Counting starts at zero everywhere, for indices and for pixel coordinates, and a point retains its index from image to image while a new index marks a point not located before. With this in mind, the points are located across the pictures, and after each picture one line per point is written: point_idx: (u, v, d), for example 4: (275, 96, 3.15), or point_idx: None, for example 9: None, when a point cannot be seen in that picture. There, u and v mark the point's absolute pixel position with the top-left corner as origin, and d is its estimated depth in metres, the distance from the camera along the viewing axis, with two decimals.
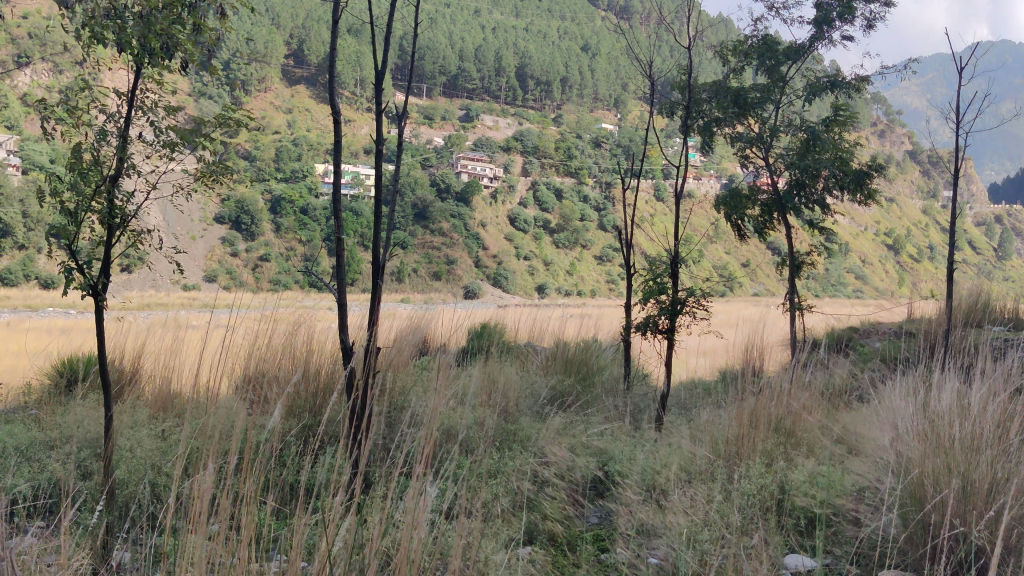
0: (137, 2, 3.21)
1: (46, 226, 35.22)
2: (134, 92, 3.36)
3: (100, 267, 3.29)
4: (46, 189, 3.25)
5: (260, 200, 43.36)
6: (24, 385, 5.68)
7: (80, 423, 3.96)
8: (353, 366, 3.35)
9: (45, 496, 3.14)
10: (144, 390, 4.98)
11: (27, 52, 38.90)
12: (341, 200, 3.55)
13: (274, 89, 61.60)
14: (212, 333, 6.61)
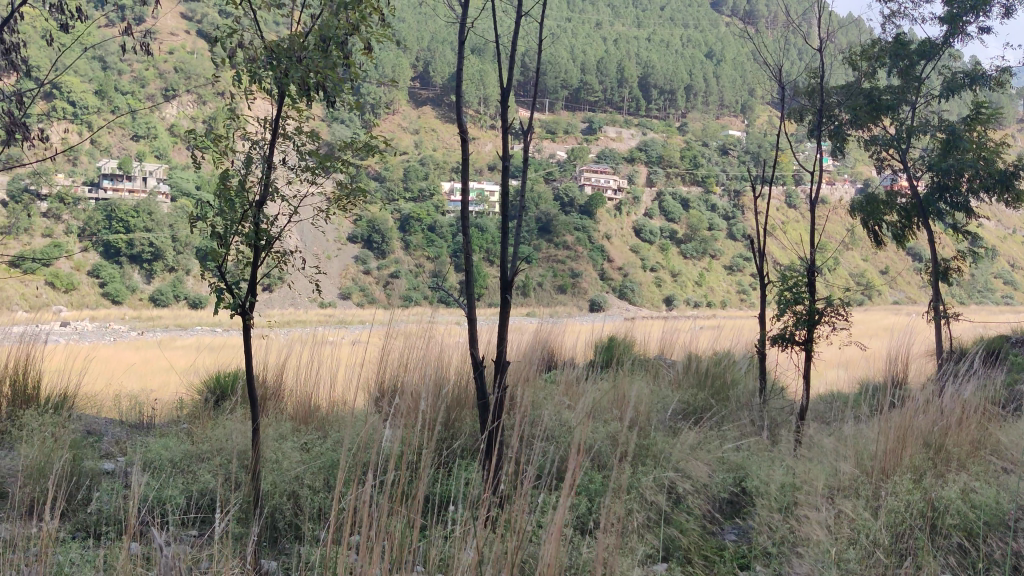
0: (284, 35, 3.34)
1: (193, 249, 37.22)
2: (278, 122, 3.52)
3: (247, 287, 3.46)
4: (197, 214, 3.43)
5: (390, 219, 44.66)
6: (177, 401, 6.01)
7: (229, 435, 4.16)
8: (486, 382, 3.40)
9: (200, 503, 3.33)
10: (287, 403, 5.20)
11: (173, 86, 41.25)
12: (469, 218, 3.59)
13: (402, 111, 63.31)
14: (347, 349, 6.84)
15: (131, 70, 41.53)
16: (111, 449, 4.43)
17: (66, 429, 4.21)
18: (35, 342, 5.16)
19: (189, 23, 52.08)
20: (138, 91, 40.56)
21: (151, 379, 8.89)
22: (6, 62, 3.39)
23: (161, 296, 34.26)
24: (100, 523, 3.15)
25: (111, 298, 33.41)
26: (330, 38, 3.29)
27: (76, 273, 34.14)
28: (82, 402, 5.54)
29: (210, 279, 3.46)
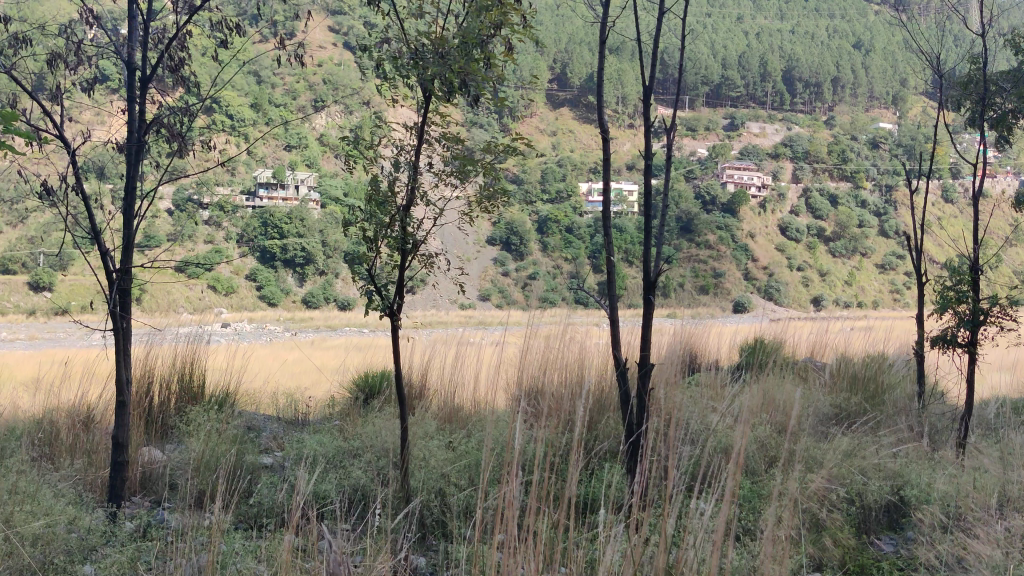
0: (431, 41, 3.41)
1: (342, 252, 38.72)
2: (423, 127, 3.58)
3: (394, 291, 3.55)
4: (347, 220, 3.55)
5: (528, 220, 45.16)
6: (327, 399, 6.24)
7: (378, 433, 4.29)
8: (631, 385, 3.37)
9: (352, 499, 3.45)
10: (432, 403, 5.31)
11: (321, 97, 43.01)
12: (611, 220, 3.55)
13: (540, 113, 63.90)
14: (490, 349, 6.93)
15: (283, 82, 43.55)
16: (268, 444, 4.65)
17: (229, 425, 4.46)
18: (199, 342, 5.46)
19: (336, 37, 54.16)
20: (289, 102, 42.48)
21: (305, 377, 9.28)
22: (172, 78, 3.58)
23: (312, 298, 35.81)
24: (261, 515, 3.31)
25: (266, 300, 35.18)
26: (474, 39, 3.33)
27: (235, 278, 36.13)
28: (242, 398, 5.84)
29: (359, 280, 3.57)
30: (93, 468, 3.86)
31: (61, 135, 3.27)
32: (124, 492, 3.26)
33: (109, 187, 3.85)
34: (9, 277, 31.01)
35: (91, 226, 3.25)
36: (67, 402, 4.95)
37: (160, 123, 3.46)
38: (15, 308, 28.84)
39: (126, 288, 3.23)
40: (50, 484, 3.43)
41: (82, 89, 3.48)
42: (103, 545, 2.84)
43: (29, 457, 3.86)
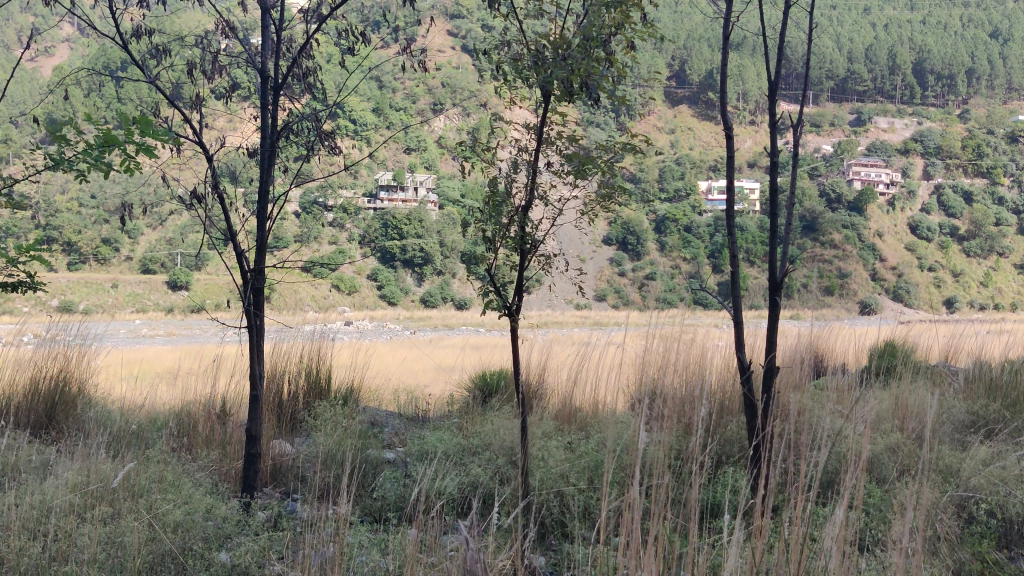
0: (554, 42, 3.41)
1: (459, 253, 39.47)
2: (544, 127, 3.58)
3: (514, 290, 3.56)
4: (468, 222, 3.61)
5: (645, 220, 44.99)
6: (447, 397, 6.36)
7: (497, 432, 4.34)
8: (754, 388, 3.29)
9: (473, 496, 3.49)
10: (551, 402, 5.34)
11: (440, 100, 43.89)
12: (734, 220, 3.48)
13: (657, 112, 63.64)
14: (607, 350, 6.91)
15: (404, 87, 44.69)
16: (391, 440, 4.76)
17: (354, 420, 4.59)
18: (325, 339, 5.64)
19: (455, 40, 55.07)
20: (409, 106, 43.41)
21: (424, 375, 9.47)
22: (301, 85, 3.73)
23: (430, 298, 36.65)
24: (386, 509, 3.39)
25: (387, 300, 36.19)
26: (593, 36, 3.32)
27: (357, 277, 37.21)
28: (365, 394, 6.01)
29: (480, 281, 3.62)
30: (228, 459, 4.04)
31: (200, 142, 3.43)
32: (256, 483, 3.38)
33: (244, 192, 4.03)
34: (148, 276, 32.77)
35: (228, 227, 3.41)
36: (203, 395, 5.21)
37: (291, 130, 3.60)
38: (155, 305, 30.46)
39: (260, 287, 3.37)
40: (190, 474, 3.61)
41: (219, 96, 3.63)
42: (237, 534, 2.96)
43: (170, 446, 4.06)
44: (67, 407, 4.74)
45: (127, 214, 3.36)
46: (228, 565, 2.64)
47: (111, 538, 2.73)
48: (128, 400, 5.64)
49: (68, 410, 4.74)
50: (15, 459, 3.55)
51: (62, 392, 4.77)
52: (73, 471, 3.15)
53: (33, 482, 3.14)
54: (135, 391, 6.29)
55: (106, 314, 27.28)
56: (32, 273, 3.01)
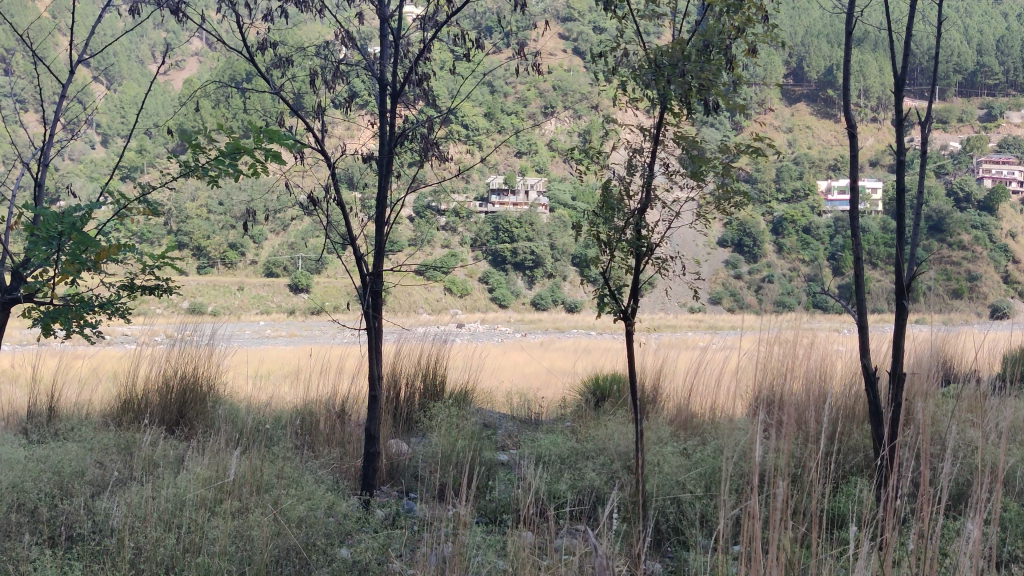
0: (670, 48, 3.36)
1: (570, 256, 39.55)
2: (660, 129, 3.53)
3: (629, 294, 3.54)
4: (581, 226, 3.63)
5: (762, 221, 44.15)
6: (560, 400, 6.37)
7: (612, 436, 4.33)
8: (879, 395, 3.16)
9: (589, 499, 3.50)
10: (666, 407, 5.27)
11: (552, 103, 44.23)
12: (857, 224, 3.36)
13: (774, 110, 62.67)
14: (723, 354, 6.80)
15: (516, 91, 45.23)
16: (504, 442, 4.81)
17: (468, 422, 4.65)
18: (440, 342, 5.72)
19: (566, 42, 55.31)
20: (521, 109, 43.82)
21: (537, 378, 9.55)
22: (417, 93, 3.80)
23: (541, 301, 36.87)
24: (500, 510, 3.45)
25: (499, 302, 36.59)
26: (708, 36, 3.26)
27: (469, 280, 37.76)
28: (478, 396, 6.08)
29: (594, 285, 3.62)
30: (348, 457, 4.15)
31: (324, 152, 3.54)
32: (375, 482, 3.45)
33: (363, 199, 4.16)
34: (272, 280, 34.04)
35: (348, 231, 3.52)
36: (325, 395, 5.37)
37: (408, 136, 3.69)
38: (278, 307, 31.64)
39: (379, 291, 3.45)
40: (312, 471, 3.72)
41: (339, 105, 3.74)
42: (356, 531, 3.04)
43: (293, 444, 4.20)
44: (197, 405, 4.95)
45: (254, 220, 3.49)
46: (349, 563, 2.71)
47: (240, 531, 2.83)
48: (253, 398, 5.85)
49: (199, 407, 4.94)
50: (151, 454, 3.74)
51: (194, 389, 4.98)
52: (202, 466, 3.30)
53: (168, 475, 3.29)
54: (259, 389, 6.54)
55: (234, 316, 28.56)
56: (169, 275, 2.91)
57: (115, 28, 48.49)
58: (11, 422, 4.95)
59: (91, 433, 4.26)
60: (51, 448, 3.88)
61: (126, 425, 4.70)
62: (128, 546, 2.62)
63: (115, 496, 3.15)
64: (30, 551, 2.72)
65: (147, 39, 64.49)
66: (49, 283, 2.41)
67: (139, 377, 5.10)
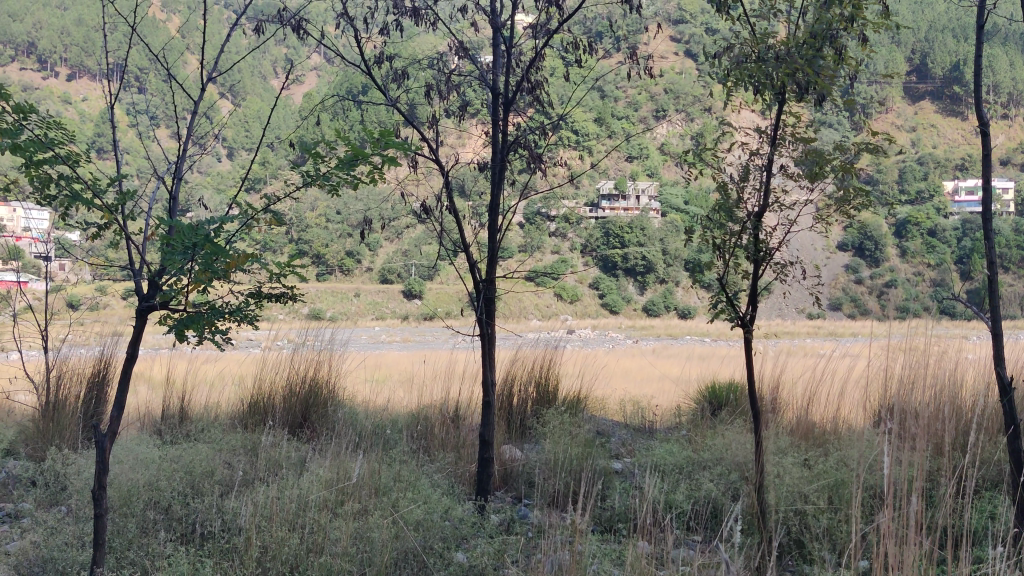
0: (784, 44, 3.27)
1: (683, 261, 39.03)
2: (777, 129, 3.43)
3: (746, 300, 3.44)
4: (694, 230, 3.58)
5: (884, 224, 42.77)
6: (675, 408, 6.29)
7: (728, 446, 4.26)
8: (1017, 406, 2.98)
9: (705, 510, 3.44)
10: (786, 417, 5.13)
11: (663, 107, 43.86)
12: (991, 226, 3.20)
13: (896, 109, 60.58)
14: (843, 363, 6.59)
15: (626, 96, 45.07)
16: (618, 450, 4.78)
17: (581, 429, 4.64)
18: (553, 348, 5.72)
19: (677, 45, 55.03)
20: (631, 114, 43.82)
21: (650, 386, 9.46)
22: (528, 99, 3.82)
23: (653, 307, 36.51)
24: (615, 519, 3.45)
25: (610, 308, 36.39)
26: (820, 31, 3.17)
27: (580, 286, 37.69)
28: (591, 403, 6.06)
29: (709, 289, 3.56)
30: (463, 462, 4.21)
31: (438, 160, 3.60)
32: (489, 487, 3.49)
33: (474, 206, 4.20)
34: (387, 287, 34.90)
35: (461, 239, 3.56)
36: (440, 400, 5.45)
37: (520, 144, 3.71)
38: (393, 313, 32.36)
39: (492, 297, 3.48)
40: (428, 475, 3.79)
41: (452, 113, 3.80)
42: (473, 535, 3.08)
43: (410, 448, 4.29)
44: (319, 409, 5.10)
45: (370, 229, 3.56)
46: (466, 566, 2.74)
47: (361, 532, 2.90)
48: (370, 402, 5.98)
49: (321, 411, 5.10)
50: (276, 455, 3.89)
51: (316, 392, 5.13)
52: (324, 467, 3.40)
53: (291, 477, 3.41)
54: (376, 394, 6.69)
55: (350, 322, 29.33)
56: (293, 283, 2.88)
57: (240, 45, 50.73)
58: (148, 423, 5.21)
59: (220, 434, 4.46)
60: (183, 447, 4.07)
61: (253, 428, 4.88)
62: (255, 545, 2.72)
63: (242, 497, 3.27)
64: (166, 548, 2.85)
65: (269, 57, 67.11)
66: (184, 290, 2.46)
67: (263, 381, 5.29)
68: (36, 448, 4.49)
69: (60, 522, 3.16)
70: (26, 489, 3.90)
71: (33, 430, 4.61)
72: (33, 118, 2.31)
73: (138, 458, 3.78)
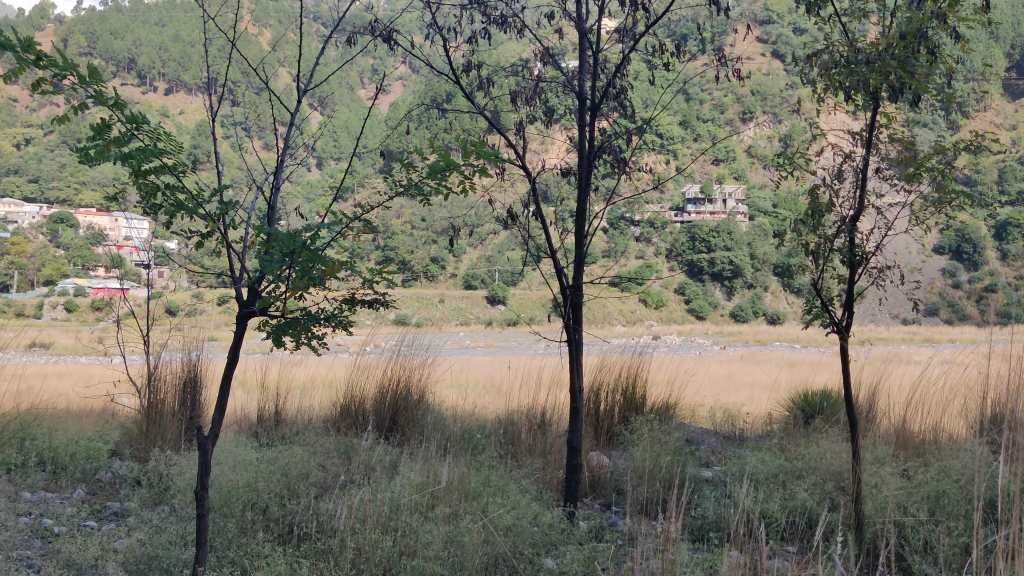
0: (875, 43, 3.19)
1: (771, 265, 38.32)
2: (872, 130, 3.34)
3: (841, 306, 3.36)
4: (786, 236, 3.49)
5: (983, 227, 41.34)
6: (766, 417, 6.16)
7: (823, 456, 4.17)
8: None
9: (800, 521, 3.36)
10: (884, 427, 4.96)
11: (750, 109, 43.28)
12: None
13: (995, 108, 58.53)
14: (942, 370, 6.40)
15: (712, 98, 44.59)
16: (708, 458, 4.72)
17: (670, 437, 4.58)
18: (642, 355, 5.67)
19: (764, 46, 54.22)
20: (717, 117, 43.31)
21: (739, 393, 9.30)
22: (615, 105, 3.80)
23: (741, 312, 35.90)
24: (707, 528, 3.41)
25: (696, 314, 35.95)
26: (911, 29, 3.08)
27: (665, 291, 37.36)
28: (679, 411, 5.99)
29: (802, 295, 3.49)
30: (551, 468, 4.21)
31: (525, 168, 3.61)
32: (579, 494, 3.48)
33: (562, 211, 4.19)
34: (471, 292, 35.18)
35: (548, 246, 3.56)
36: (527, 405, 5.45)
37: (606, 150, 3.68)
38: (477, 317, 32.65)
39: (579, 304, 3.47)
40: (516, 480, 3.80)
41: (537, 119, 3.82)
42: (563, 542, 3.09)
43: (497, 454, 4.32)
44: (408, 413, 5.16)
45: (460, 237, 3.60)
46: (556, 572, 2.74)
47: (451, 536, 2.93)
48: (458, 408, 6.02)
49: (409, 415, 5.16)
50: (369, 459, 3.96)
51: (405, 396, 5.19)
52: (414, 471, 3.45)
53: (384, 480, 3.47)
54: (464, 399, 6.74)
55: (436, 327, 29.67)
56: (385, 292, 2.90)
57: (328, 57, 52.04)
58: (245, 426, 5.37)
59: (314, 436, 4.57)
60: (280, 450, 4.17)
61: (344, 432, 4.97)
62: (350, 548, 2.77)
63: (337, 500, 3.34)
64: (263, 548, 2.93)
65: (357, 67, 68.69)
66: (282, 296, 2.52)
67: (354, 387, 5.38)
68: (140, 449, 4.70)
69: (165, 522, 3.28)
70: (133, 488, 4.07)
71: (136, 431, 4.82)
72: (142, 129, 2.41)
73: (237, 459, 3.90)
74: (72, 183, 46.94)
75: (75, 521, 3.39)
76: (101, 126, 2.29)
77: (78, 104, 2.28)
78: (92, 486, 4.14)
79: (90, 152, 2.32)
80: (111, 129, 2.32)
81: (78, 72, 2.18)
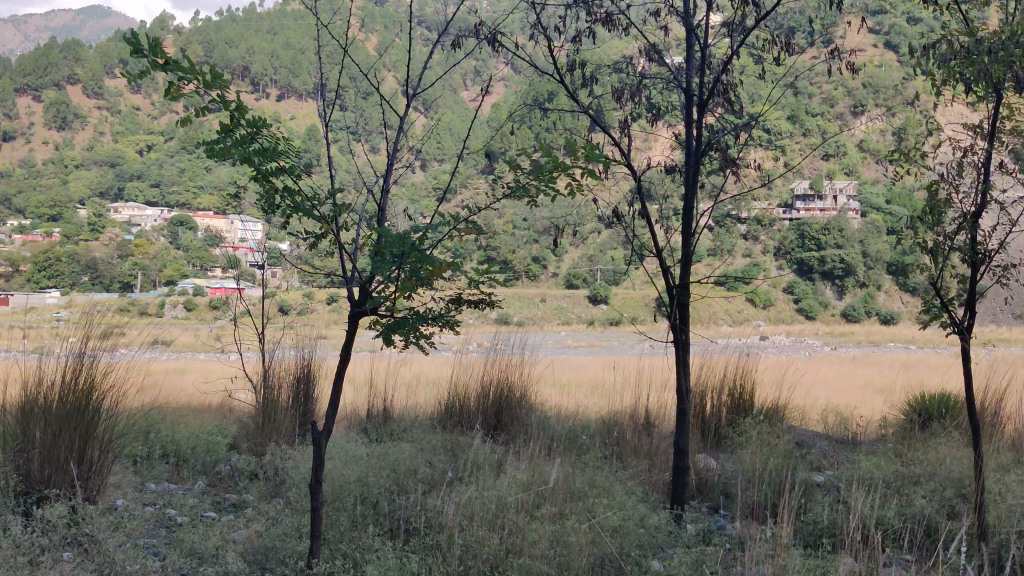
0: (998, 29, 3.04)
1: (884, 263, 36.98)
2: (995, 121, 3.20)
3: (962, 307, 3.22)
4: (900, 233, 3.37)
5: None
6: (879, 420, 5.97)
7: (941, 462, 4.01)
8: None
9: (918, 529, 3.24)
10: (1006, 433, 4.74)
11: (861, 101, 41.93)
12: None
13: None
14: None
15: (821, 91, 43.37)
16: (820, 462, 4.59)
17: (780, 440, 4.48)
18: (748, 356, 5.57)
19: (877, 37, 52.47)
20: (827, 110, 42.09)
21: (850, 395, 9.02)
22: (721, 102, 3.73)
23: (853, 311, 34.76)
24: (820, 534, 3.32)
25: (805, 313, 35.01)
26: None
27: (772, 291, 36.53)
28: (788, 414, 5.86)
29: (920, 294, 3.35)
30: (657, 469, 4.17)
31: (630, 167, 3.59)
32: (685, 496, 3.44)
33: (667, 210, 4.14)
34: (573, 291, 35.16)
35: (655, 245, 3.54)
36: (631, 405, 5.43)
37: (714, 147, 3.61)
38: (579, 317, 32.63)
39: (686, 304, 3.42)
40: (622, 481, 3.79)
41: (640, 117, 3.79)
42: (670, 545, 3.07)
43: (602, 455, 4.31)
44: (511, 411, 5.20)
45: (565, 237, 3.59)
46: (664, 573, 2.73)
47: (558, 536, 2.94)
48: (561, 407, 6.04)
49: (513, 414, 5.20)
50: (476, 457, 4.00)
51: (508, 394, 5.23)
52: (521, 471, 3.48)
53: (490, 477, 3.51)
54: (568, 398, 6.75)
55: (538, 326, 29.79)
56: (490, 293, 2.92)
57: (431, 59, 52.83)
58: (353, 421, 5.51)
59: (421, 434, 4.65)
60: (388, 446, 4.25)
61: (450, 429, 5.05)
62: (458, 545, 2.81)
63: (445, 496, 3.39)
64: (374, 541, 3.00)
65: (460, 70, 69.56)
66: (392, 296, 2.58)
67: (458, 384, 5.45)
68: (256, 443, 4.86)
69: (280, 513, 3.40)
70: (250, 480, 4.22)
71: (252, 426, 4.99)
72: (263, 132, 2.50)
73: (347, 455, 3.99)
74: (190, 186, 49.08)
75: (196, 511, 3.54)
76: (227, 126, 2.38)
77: (202, 107, 2.37)
78: (212, 478, 4.30)
79: (215, 151, 2.42)
80: (236, 130, 2.41)
81: (203, 78, 2.28)
